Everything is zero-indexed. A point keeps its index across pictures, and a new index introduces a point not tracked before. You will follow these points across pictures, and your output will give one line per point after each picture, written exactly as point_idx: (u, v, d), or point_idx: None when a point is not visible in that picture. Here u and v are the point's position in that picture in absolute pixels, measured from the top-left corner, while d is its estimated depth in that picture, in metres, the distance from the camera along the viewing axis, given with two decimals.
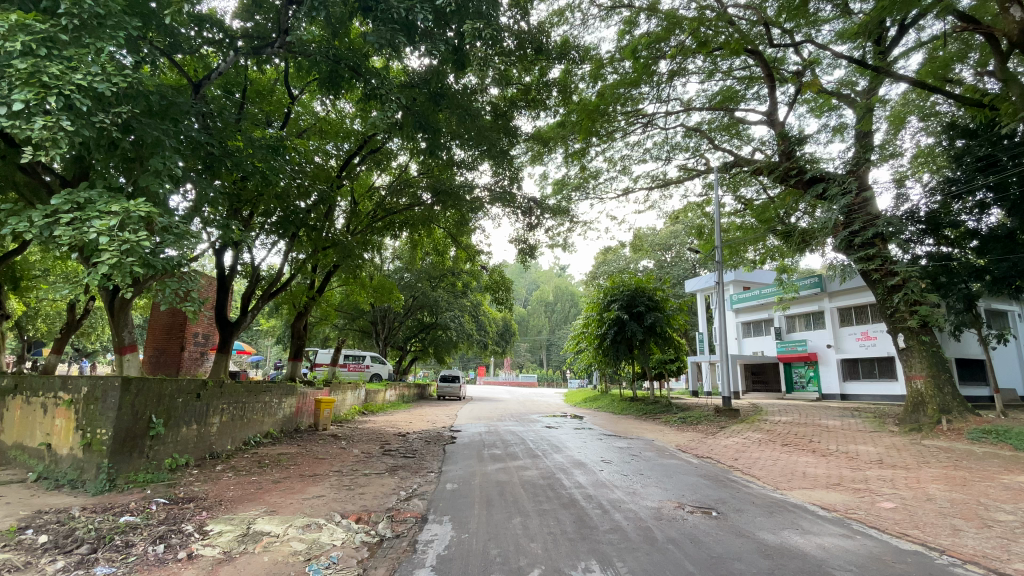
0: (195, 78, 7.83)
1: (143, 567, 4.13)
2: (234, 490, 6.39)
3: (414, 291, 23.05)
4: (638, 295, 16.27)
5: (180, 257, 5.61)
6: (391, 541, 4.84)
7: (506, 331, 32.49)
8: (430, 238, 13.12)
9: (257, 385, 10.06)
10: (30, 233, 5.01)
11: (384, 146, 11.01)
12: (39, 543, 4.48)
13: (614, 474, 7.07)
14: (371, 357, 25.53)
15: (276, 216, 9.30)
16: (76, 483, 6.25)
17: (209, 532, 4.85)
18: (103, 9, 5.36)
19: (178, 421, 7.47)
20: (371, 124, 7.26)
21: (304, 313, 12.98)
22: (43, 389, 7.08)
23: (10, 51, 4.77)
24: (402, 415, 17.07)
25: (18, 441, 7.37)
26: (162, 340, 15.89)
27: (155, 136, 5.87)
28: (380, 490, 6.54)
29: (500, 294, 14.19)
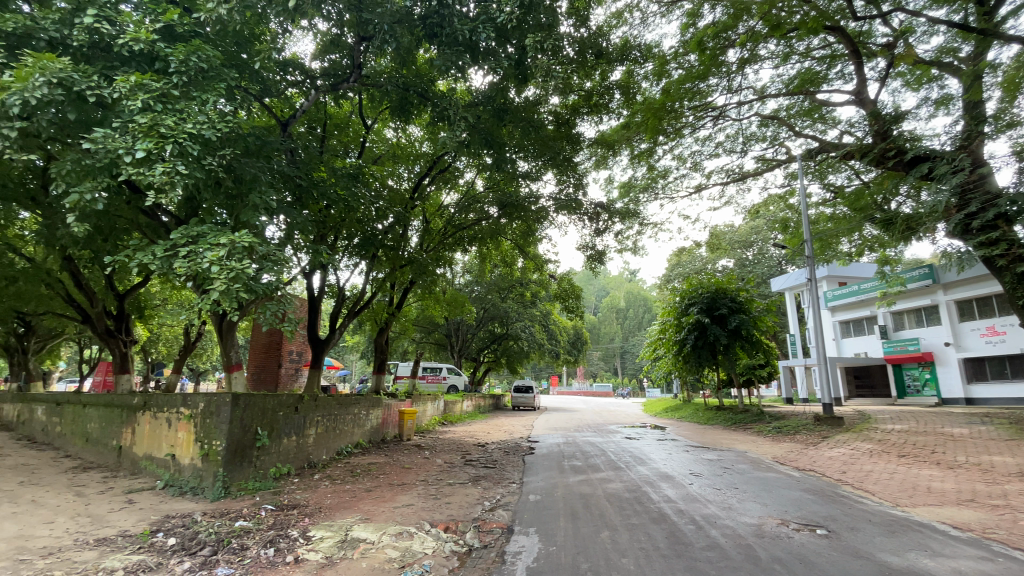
0: (282, 118, 8.58)
1: (257, 569, 4.48)
2: (332, 498, 6.77)
3: (485, 303, 23.41)
4: (719, 297, 15.47)
5: (274, 281, 6.10)
6: (480, 551, 4.88)
7: (577, 340, 32.01)
8: (498, 251, 13.29)
9: (347, 398, 10.67)
10: (154, 266, 5.69)
11: (452, 166, 11.35)
12: (169, 545, 5.00)
13: (706, 488, 6.68)
14: (447, 370, 26.32)
15: (357, 239, 9.91)
16: (198, 490, 6.93)
17: (312, 538, 5.17)
18: (206, 64, 6.08)
19: (280, 433, 8.09)
20: (441, 144, 7.52)
21: (385, 328, 13.59)
22: (167, 405, 7.95)
23: (134, 109, 5.51)
24: (480, 425, 17.32)
25: (147, 452, 8.32)
26: (263, 359, 17.17)
27: (251, 173, 6.50)
28: (465, 500, 6.65)
29: (570, 303, 13.98)
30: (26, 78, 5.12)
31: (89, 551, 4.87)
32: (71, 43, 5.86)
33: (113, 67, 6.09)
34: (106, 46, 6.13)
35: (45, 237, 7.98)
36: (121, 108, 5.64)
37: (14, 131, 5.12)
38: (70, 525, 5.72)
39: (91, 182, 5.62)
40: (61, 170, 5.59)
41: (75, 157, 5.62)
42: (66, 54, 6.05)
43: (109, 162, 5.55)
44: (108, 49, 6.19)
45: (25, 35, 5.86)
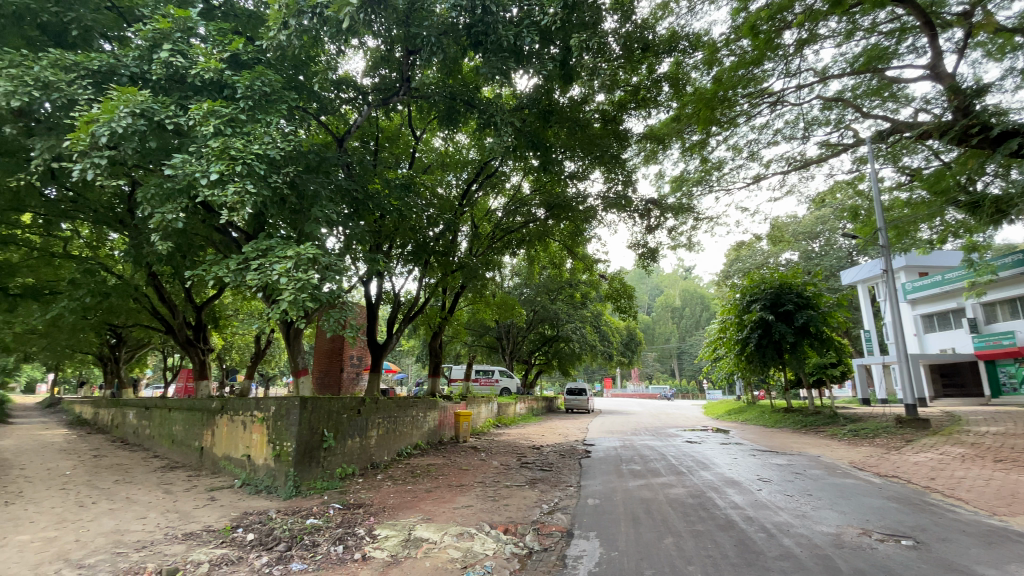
0: (338, 134, 8.99)
1: (328, 566, 4.69)
2: (395, 498, 7.00)
3: (534, 305, 23.39)
4: (783, 292, 14.70)
5: (336, 290, 6.41)
6: (540, 554, 4.87)
7: (632, 340, 31.32)
8: (546, 252, 13.26)
9: (405, 400, 10.99)
10: (229, 279, 6.12)
11: (499, 170, 11.45)
12: (248, 540, 5.33)
13: (777, 494, 6.34)
14: (500, 372, 26.54)
15: (410, 247, 10.22)
16: (271, 488, 7.36)
17: (378, 536, 5.35)
18: (269, 88, 6.52)
19: (345, 434, 8.46)
20: (489, 150, 7.59)
21: (438, 332, 13.89)
22: (243, 409, 8.50)
23: (207, 134, 5.95)
24: (534, 428, 17.30)
25: (226, 453, 8.93)
26: (325, 364, 18.08)
27: (313, 188, 6.92)
28: (523, 502, 6.66)
29: (623, 303, 13.67)
30: (114, 111, 5.62)
31: (178, 545, 5.28)
32: (151, 77, 6.40)
33: (187, 96, 6.60)
34: (180, 78, 6.66)
35: (133, 256, 8.73)
36: (195, 134, 6.11)
37: (104, 160, 5.62)
38: (161, 520, 6.22)
39: (172, 204, 6.10)
40: (147, 194, 6.11)
41: (157, 182, 6.13)
42: (145, 87, 6.60)
43: (188, 184, 6.02)
44: (182, 80, 6.70)
45: (111, 73, 6.44)
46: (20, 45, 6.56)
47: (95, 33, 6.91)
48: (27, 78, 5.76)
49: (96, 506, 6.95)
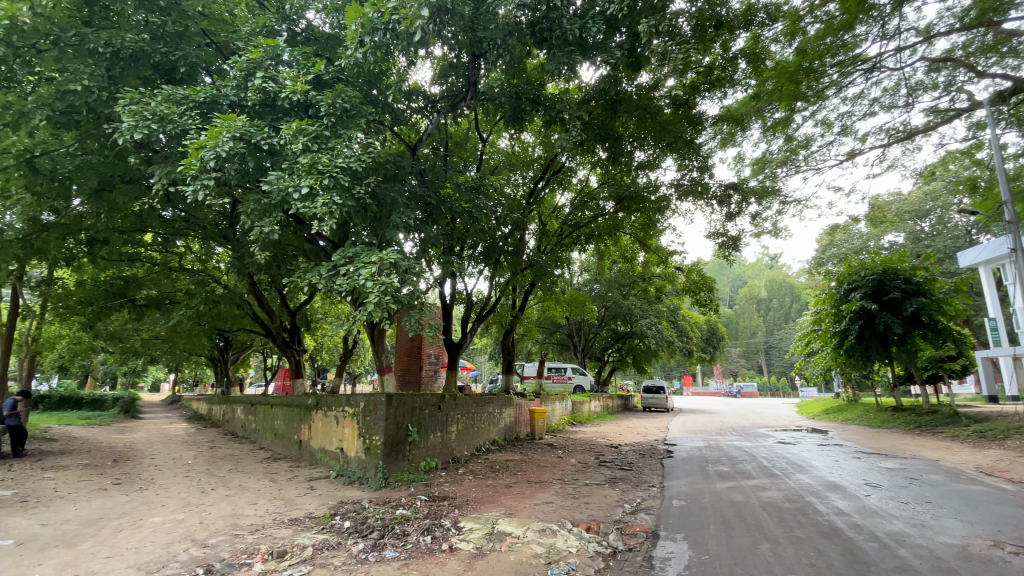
0: (410, 143, 9.35)
1: (419, 554, 4.92)
2: (476, 492, 7.19)
3: (606, 301, 22.95)
4: (888, 278, 13.35)
5: (414, 291, 6.71)
6: (625, 554, 4.79)
7: (713, 335, 29.77)
8: (617, 246, 12.95)
9: (482, 397, 11.23)
10: (321, 285, 6.62)
11: (567, 166, 11.33)
12: (346, 527, 5.71)
13: (888, 501, 5.75)
14: (573, 370, 26.41)
15: (481, 247, 10.45)
16: (363, 479, 7.84)
17: (463, 528, 5.53)
18: (349, 104, 6.96)
19: (428, 430, 8.81)
20: (556, 147, 7.53)
21: (510, 331, 14.06)
22: (335, 405, 9.12)
23: (297, 151, 6.45)
24: (611, 427, 16.97)
25: (322, 446, 9.63)
26: (406, 362, 18.90)
27: (392, 197, 7.32)
28: (604, 501, 6.58)
29: (702, 296, 13.01)
30: (219, 137, 6.23)
31: (285, 529, 5.79)
32: (247, 103, 7.02)
33: (278, 118, 7.19)
34: (271, 101, 7.25)
35: (236, 267, 9.64)
36: (287, 152, 6.65)
37: (212, 181, 6.22)
38: (269, 506, 6.84)
39: (269, 218, 6.65)
40: (247, 210, 6.69)
41: (256, 198, 6.71)
42: (242, 112, 7.24)
43: (281, 199, 6.54)
44: (273, 103, 7.27)
45: (213, 102, 7.13)
46: (139, 84, 7.45)
47: (198, 68, 7.67)
48: (146, 112, 6.51)
49: (214, 492, 7.78)
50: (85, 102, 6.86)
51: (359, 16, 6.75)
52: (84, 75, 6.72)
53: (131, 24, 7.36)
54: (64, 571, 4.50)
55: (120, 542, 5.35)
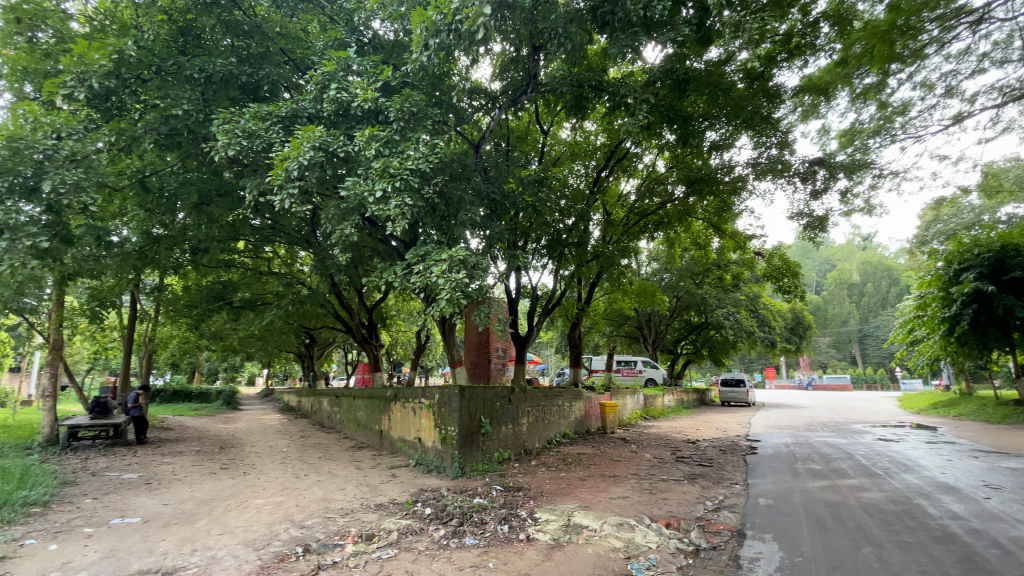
0: (473, 141, 9.48)
1: (498, 543, 5.03)
2: (550, 484, 7.23)
3: (677, 291, 22.03)
4: (1009, 255, 11.73)
5: (483, 286, 6.83)
6: (709, 552, 4.61)
7: (797, 324, 27.73)
8: (688, 233, 12.41)
9: (552, 390, 11.25)
10: (396, 283, 6.94)
11: (632, 153, 11.01)
12: (427, 514, 5.97)
13: (1015, 505, 5.08)
14: (644, 363, 25.77)
15: (545, 241, 10.42)
16: (441, 468, 8.14)
17: (539, 519, 5.58)
18: (416, 108, 7.19)
19: (500, 421, 8.98)
20: (622, 133, 7.30)
21: (577, 323, 13.91)
22: (412, 397, 9.53)
23: (370, 156, 6.78)
24: (686, 421, 16.36)
25: (400, 435, 10.11)
26: (475, 356, 19.30)
27: (458, 195, 7.50)
28: (683, 498, 6.37)
29: (785, 282, 12.11)
30: (300, 148, 6.66)
31: (372, 513, 6.15)
32: (324, 114, 7.46)
33: (352, 127, 7.60)
34: (345, 111, 7.65)
35: (318, 269, 10.33)
36: (361, 158, 7.01)
37: (295, 189, 6.69)
38: (356, 492, 7.30)
39: (346, 222, 7.06)
40: (328, 216, 7.16)
41: (335, 204, 7.14)
42: (319, 122, 7.71)
43: (358, 204, 6.92)
44: (346, 113, 7.66)
45: (294, 116, 7.62)
46: (229, 103, 8.13)
47: (279, 85, 8.25)
48: (237, 130, 7.10)
49: (307, 478, 8.43)
50: (184, 125, 7.58)
51: (423, 20, 6.83)
52: (183, 100, 7.45)
53: (220, 50, 8.07)
54: (185, 545, 5.07)
55: (230, 521, 5.94)
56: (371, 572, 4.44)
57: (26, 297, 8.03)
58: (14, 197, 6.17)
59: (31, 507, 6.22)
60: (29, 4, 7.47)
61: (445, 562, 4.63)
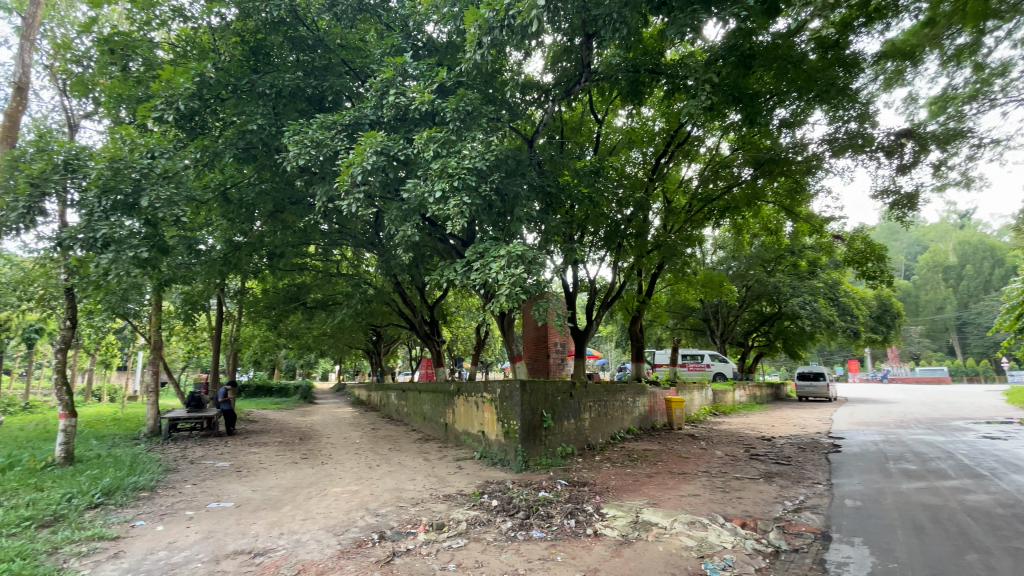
0: (527, 136, 9.48)
1: (565, 537, 5.03)
2: (616, 479, 7.12)
3: (746, 280, 20.80)
4: None
5: (542, 281, 6.83)
6: (790, 555, 4.36)
7: (885, 312, 25.40)
8: (757, 218, 11.73)
9: (614, 385, 11.05)
10: (457, 279, 7.12)
11: (692, 136, 10.54)
12: (494, 505, 6.07)
13: None
14: (711, 356, 24.77)
15: (603, 232, 10.24)
16: (505, 461, 8.25)
17: (607, 515, 5.52)
18: (471, 106, 7.28)
19: (562, 416, 8.95)
20: (683, 116, 6.99)
21: (638, 316, 13.55)
22: (475, 391, 9.72)
23: (429, 158, 6.97)
24: (759, 417, 15.53)
25: (465, 429, 10.33)
26: (534, 351, 19.35)
27: (514, 190, 7.52)
28: (759, 497, 6.05)
29: (870, 267, 11.12)
30: (364, 153, 6.94)
31: (441, 503, 6.34)
32: (384, 119, 7.75)
33: (411, 130, 7.87)
34: (403, 115, 7.90)
35: (383, 269, 10.77)
36: (421, 160, 7.23)
37: (360, 194, 7.02)
38: (425, 482, 7.56)
39: (408, 223, 7.30)
40: (391, 218, 7.47)
41: (397, 207, 7.42)
42: (380, 128, 8.02)
43: (418, 204, 7.13)
44: (404, 117, 7.92)
45: (356, 123, 7.95)
46: (298, 116, 8.65)
47: (342, 95, 8.69)
48: (306, 140, 7.50)
49: (379, 468, 8.83)
50: (259, 138, 8.13)
51: (476, 18, 6.87)
52: (257, 115, 7.98)
53: (287, 66, 8.59)
54: (273, 529, 5.47)
55: (312, 507, 6.35)
56: (443, 560, 4.58)
57: (131, 302, 8.96)
58: (119, 213, 6.87)
59: (142, 490, 6.96)
60: (120, 36, 8.28)
61: (514, 553, 4.69)
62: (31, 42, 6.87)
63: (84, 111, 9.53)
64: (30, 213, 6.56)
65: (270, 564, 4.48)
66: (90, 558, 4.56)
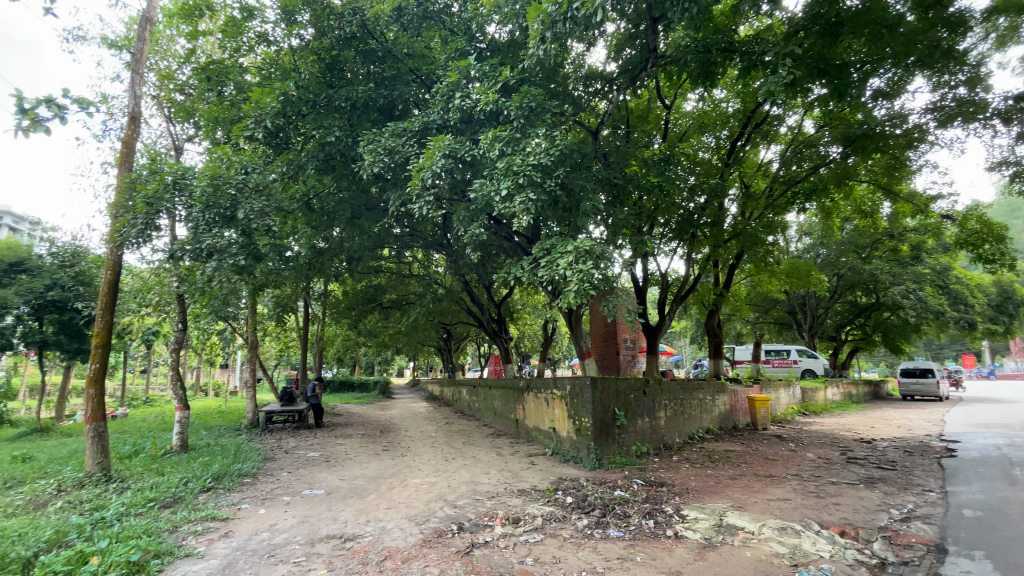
0: (592, 128, 9.32)
1: (644, 537, 4.90)
2: (697, 481, 6.84)
3: (837, 269, 19.10)
4: None
5: (612, 276, 6.67)
6: (899, 568, 3.96)
7: (1010, 300, 22.31)
8: (848, 200, 10.75)
9: (691, 382, 10.59)
10: (525, 276, 7.17)
11: (771, 116, 9.86)
12: (569, 502, 6.04)
13: None
14: (797, 351, 23.40)
15: (674, 223, 9.87)
16: (577, 459, 8.18)
17: (687, 517, 5.32)
18: (535, 102, 7.24)
19: (635, 414, 8.72)
20: (762, 94, 6.53)
21: (714, 310, 12.90)
22: (545, 388, 9.73)
23: (495, 158, 7.07)
24: (856, 418, 14.25)
25: (535, 425, 10.38)
26: (603, 347, 19.06)
27: (580, 184, 7.41)
28: (860, 504, 5.55)
29: (989, 249, 9.82)
30: (433, 157, 7.16)
31: (516, 498, 6.41)
32: (451, 123, 7.95)
33: (476, 131, 8.05)
34: (468, 117, 8.08)
35: (453, 268, 11.06)
36: (487, 160, 7.35)
37: (430, 196, 7.28)
38: (500, 476, 7.68)
39: (476, 223, 7.47)
40: (460, 219, 7.69)
41: (465, 207, 7.62)
42: (447, 131, 8.24)
43: (485, 203, 7.26)
44: (470, 119, 8.07)
45: (425, 129, 8.24)
46: (371, 125, 9.13)
47: (409, 102, 9.04)
48: (380, 148, 7.87)
49: (454, 461, 9.11)
50: (337, 149, 8.68)
51: (539, 14, 6.80)
52: (335, 127, 8.49)
53: (360, 79, 9.07)
54: (360, 516, 5.81)
55: (394, 497, 6.67)
56: (520, 554, 4.63)
57: (231, 306, 9.87)
58: (219, 225, 7.54)
59: (245, 476, 7.67)
60: (215, 64, 9.13)
61: (591, 551, 4.64)
62: (141, 76, 7.72)
63: (187, 135, 10.61)
64: (146, 228, 7.35)
65: (359, 549, 4.76)
66: (204, 536, 5.08)
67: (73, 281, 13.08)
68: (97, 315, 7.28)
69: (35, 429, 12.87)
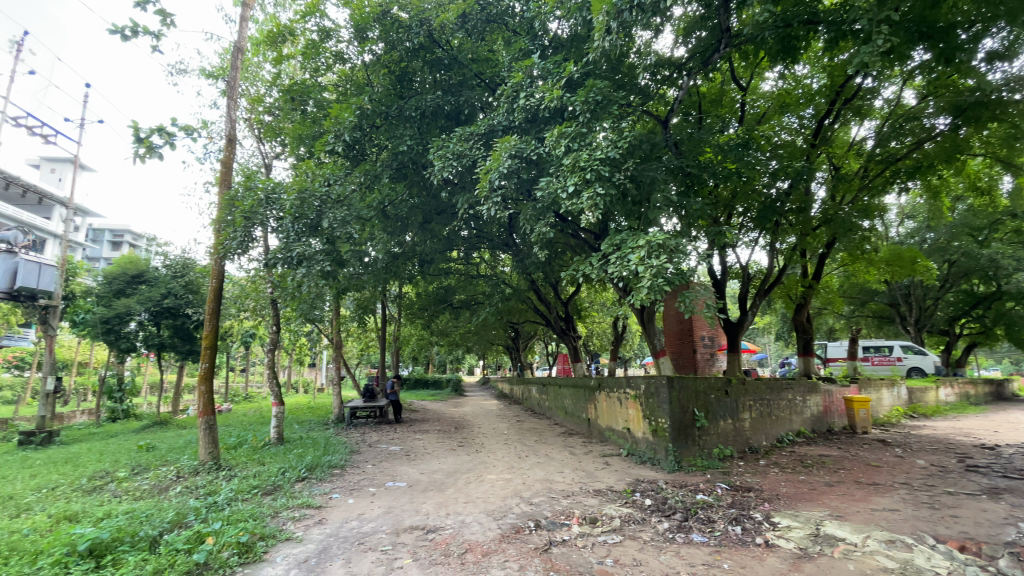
0: (661, 117, 8.99)
1: (730, 544, 4.66)
2: (788, 487, 6.39)
3: (948, 254, 17.00)
4: None
5: (687, 270, 6.39)
6: None
7: None
8: (959, 176, 9.58)
9: (778, 382, 9.91)
10: (595, 273, 7.06)
11: (862, 90, 9.01)
12: (647, 504, 5.88)
13: None
14: (902, 348, 21.25)
15: (754, 211, 9.33)
16: (654, 460, 7.94)
17: (779, 525, 4.99)
18: (601, 95, 7.07)
19: (716, 415, 8.31)
20: (853, 66, 5.96)
21: (803, 304, 11.98)
22: (619, 387, 9.53)
23: (561, 155, 7.03)
24: (977, 422, 12.61)
25: (608, 425, 10.20)
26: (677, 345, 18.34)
27: (650, 176, 7.16)
28: (984, 517, 4.92)
29: None
30: (500, 158, 7.25)
31: (592, 498, 6.35)
32: (516, 123, 8.03)
33: (542, 129, 8.05)
34: (533, 116, 8.09)
35: (521, 267, 11.14)
36: (553, 157, 7.35)
37: (498, 197, 7.41)
38: (574, 476, 7.63)
39: (544, 220, 7.48)
40: (527, 217, 7.74)
41: (531, 206, 7.67)
42: (513, 132, 8.33)
43: (552, 200, 7.26)
44: (536, 117, 8.07)
45: (491, 131, 8.38)
46: (439, 131, 9.43)
47: (475, 106, 9.23)
48: (449, 154, 8.10)
49: (528, 459, 9.18)
50: (409, 157, 9.09)
51: (603, 4, 6.64)
52: (406, 137, 8.91)
53: (428, 88, 9.40)
54: (440, 509, 6.02)
55: (471, 492, 6.84)
56: (599, 554, 4.58)
57: (317, 310, 10.63)
58: (306, 235, 8.14)
59: (334, 467, 8.22)
60: (298, 85, 9.83)
61: (673, 555, 4.49)
62: (235, 101, 8.48)
63: (275, 152, 11.53)
64: (245, 240, 8.09)
65: (441, 541, 4.93)
66: (301, 522, 5.50)
67: (184, 290, 14.67)
68: (205, 319, 8.11)
69: (157, 421, 14.59)
